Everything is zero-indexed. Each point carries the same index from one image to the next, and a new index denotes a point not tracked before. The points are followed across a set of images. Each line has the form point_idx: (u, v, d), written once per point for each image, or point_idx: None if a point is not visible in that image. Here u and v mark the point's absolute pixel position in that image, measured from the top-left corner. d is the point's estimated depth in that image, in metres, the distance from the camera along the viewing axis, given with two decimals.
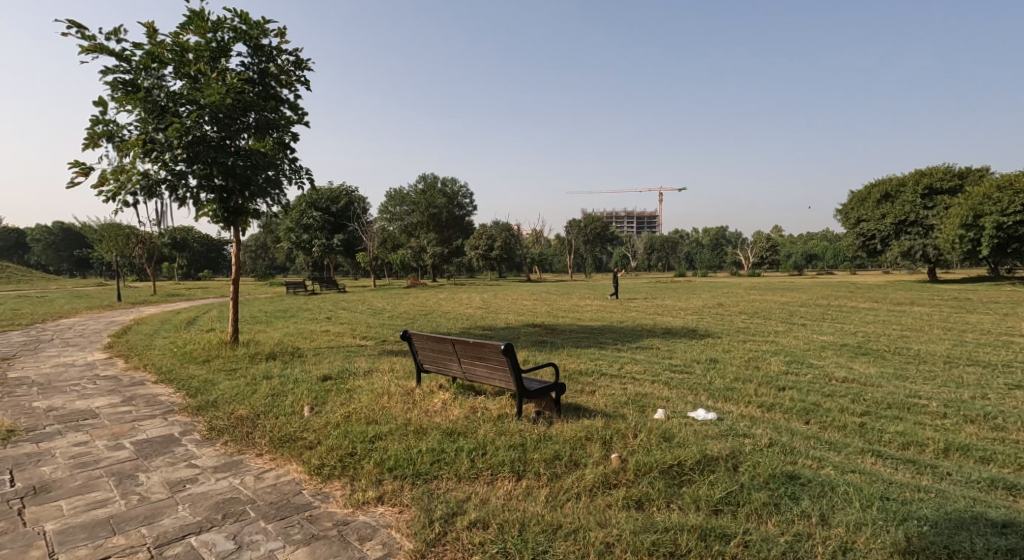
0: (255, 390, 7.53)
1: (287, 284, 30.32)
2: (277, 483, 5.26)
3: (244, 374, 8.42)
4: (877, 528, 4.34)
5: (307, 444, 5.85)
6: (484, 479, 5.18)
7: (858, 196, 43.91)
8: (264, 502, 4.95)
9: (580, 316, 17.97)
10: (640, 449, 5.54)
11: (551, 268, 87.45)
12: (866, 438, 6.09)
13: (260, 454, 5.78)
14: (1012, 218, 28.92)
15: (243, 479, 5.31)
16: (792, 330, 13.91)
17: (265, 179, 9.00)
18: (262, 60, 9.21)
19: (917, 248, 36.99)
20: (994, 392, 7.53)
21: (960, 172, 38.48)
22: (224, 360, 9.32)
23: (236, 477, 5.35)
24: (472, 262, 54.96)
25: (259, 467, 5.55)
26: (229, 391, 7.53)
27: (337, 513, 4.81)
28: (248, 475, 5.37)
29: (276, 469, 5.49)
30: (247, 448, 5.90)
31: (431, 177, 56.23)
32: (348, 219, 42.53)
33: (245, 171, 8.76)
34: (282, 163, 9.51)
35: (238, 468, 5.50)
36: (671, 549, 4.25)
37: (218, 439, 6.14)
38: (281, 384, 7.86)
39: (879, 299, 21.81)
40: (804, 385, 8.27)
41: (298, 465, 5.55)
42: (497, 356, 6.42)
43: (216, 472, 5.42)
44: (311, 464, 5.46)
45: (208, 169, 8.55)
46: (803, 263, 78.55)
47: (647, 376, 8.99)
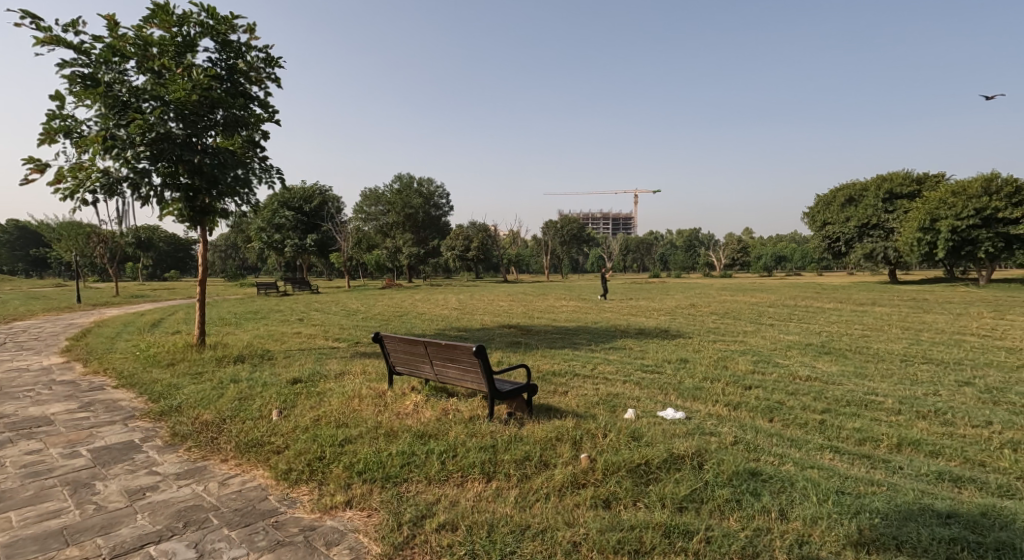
0: (221, 395, 7.40)
1: (259, 285, 29.85)
2: (242, 489, 5.19)
3: (211, 378, 8.28)
4: (832, 521, 4.47)
5: (275, 448, 5.78)
6: (454, 480, 5.20)
7: (823, 199, 44.88)
8: (228, 509, 4.88)
9: (556, 317, 18.05)
10: (609, 449, 5.60)
11: (528, 269, 87.66)
12: (825, 435, 6.25)
13: (225, 460, 5.69)
14: (966, 221, 29.96)
15: (207, 485, 5.23)
16: (760, 330, 14.19)
17: (234, 178, 8.89)
18: (230, 56, 9.06)
19: (879, 250, 38.04)
20: (945, 389, 7.79)
21: (917, 178, 39.73)
22: (190, 364, 9.14)
23: (199, 484, 5.26)
24: (448, 263, 54.84)
25: (224, 473, 5.46)
26: (194, 395, 7.39)
27: (304, 519, 4.77)
28: (211, 482, 5.29)
29: (241, 475, 5.42)
30: (211, 454, 5.81)
31: (407, 176, 55.86)
32: (321, 219, 42.03)
33: (212, 170, 8.68)
34: (253, 162, 9.40)
35: (201, 475, 5.41)
36: (636, 546, 4.31)
37: (181, 445, 6.04)
38: (248, 387, 7.74)
39: (843, 300, 22.33)
40: (768, 384, 8.45)
41: (265, 470, 5.48)
42: (469, 358, 6.44)
43: (178, 479, 5.33)
44: (278, 469, 5.40)
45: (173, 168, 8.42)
46: (771, 264, 80.03)
47: (619, 377, 9.10)
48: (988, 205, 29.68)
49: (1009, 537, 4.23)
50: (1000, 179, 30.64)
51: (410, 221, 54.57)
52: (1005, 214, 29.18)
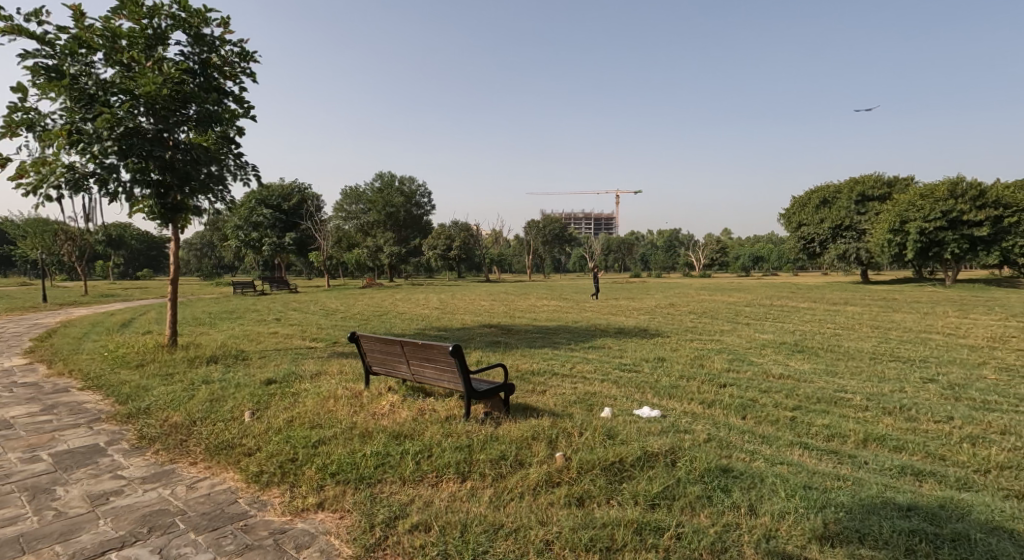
0: (192, 395, 7.29)
1: (235, 285, 29.35)
2: (211, 492, 5.10)
3: (181, 379, 8.14)
4: (798, 516, 4.53)
5: (246, 450, 5.69)
6: (429, 481, 5.17)
7: (798, 201, 45.44)
8: (196, 513, 4.80)
9: (536, 316, 18.03)
10: (584, 448, 5.61)
11: (509, 268, 87.36)
12: (795, 432, 6.34)
13: (194, 463, 5.60)
14: (934, 223, 30.62)
15: (174, 489, 5.13)
16: (736, 330, 14.34)
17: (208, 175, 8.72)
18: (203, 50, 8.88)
19: (851, 251, 38.75)
20: (910, 386, 7.96)
21: (888, 180, 40.53)
22: (161, 365, 8.96)
23: (166, 488, 5.16)
24: (429, 262, 54.54)
25: (192, 476, 5.37)
26: (164, 397, 7.23)
27: (274, 521, 4.71)
28: (179, 485, 5.19)
29: (210, 478, 5.34)
30: (180, 457, 5.70)
31: (389, 174, 55.49)
32: (300, 218, 41.56)
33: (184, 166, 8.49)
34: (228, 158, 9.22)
35: (169, 479, 5.31)
36: (608, 544, 4.33)
37: (148, 448, 5.92)
38: (220, 388, 7.61)
39: (817, 299, 22.61)
40: (743, 382, 8.56)
41: (235, 473, 5.39)
42: (445, 358, 6.42)
43: (144, 483, 5.22)
44: (249, 472, 5.32)
45: (143, 163, 8.20)
46: (748, 264, 80.93)
47: (596, 376, 9.11)
48: (955, 207, 30.41)
49: (964, 528, 4.33)
50: (965, 182, 31.45)
51: (391, 220, 54.11)
52: (970, 216, 30.04)
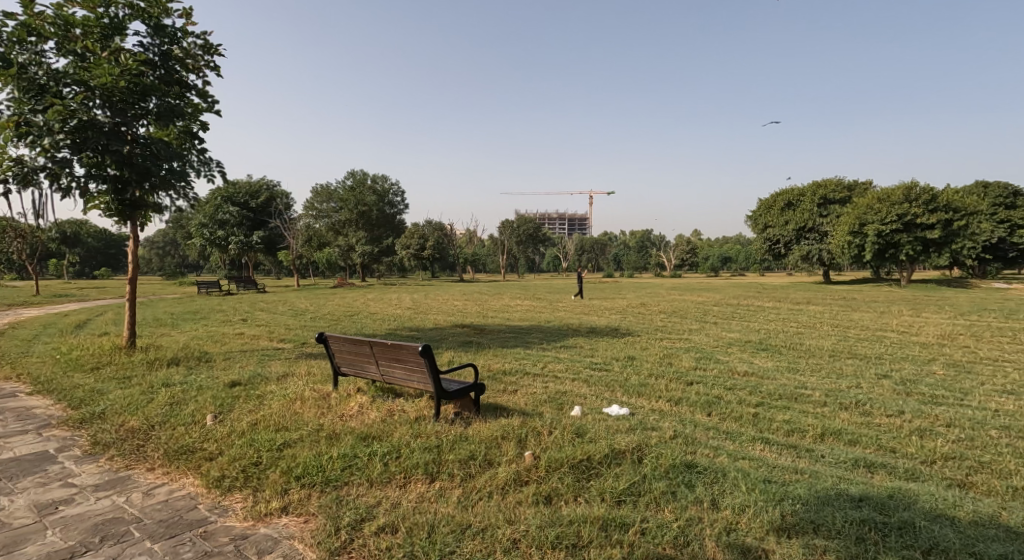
0: (151, 399, 7.13)
1: (198, 285, 28.70)
2: (168, 499, 5.01)
3: (140, 382, 7.96)
4: (758, 508, 4.65)
5: (207, 455, 5.60)
6: (397, 482, 5.16)
7: (764, 203, 46.24)
8: (152, 521, 4.72)
9: (508, 316, 18.05)
10: (552, 446, 5.66)
11: (483, 268, 87.14)
12: (758, 427, 6.50)
13: (151, 468, 5.48)
14: (891, 226, 31.48)
15: (129, 496, 5.03)
16: (703, 329, 14.58)
17: (169, 170, 8.47)
18: (164, 42, 8.67)
19: (814, 252, 39.76)
20: (865, 382, 8.21)
21: (849, 184, 41.69)
22: (117, 367, 8.74)
23: (120, 495, 5.06)
24: (402, 262, 54.08)
25: (149, 482, 5.27)
26: (121, 401, 7.07)
27: (236, 527, 4.65)
28: (134, 492, 5.09)
29: (168, 484, 5.23)
30: (136, 463, 5.58)
31: (360, 172, 54.87)
32: (268, 216, 40.91)
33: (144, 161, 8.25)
34: (191, 154, 9.05)
35: (124, 485, 5.20)
36: (574, 541, 4.39)
37: (102, 454, 5.78)
38: (182, 391, 7.47)
39: (782, 299, 23.09)
40: (709, 379, 8.72)
41: (195, 478, 5.29)
42: (415, 358, 6.40)
43: (96, 491, 5.11)
44: (210, 477, 5.23)
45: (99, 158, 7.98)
46: (717, 265, 82.03)
47: (567, 375, 9.18)
48: (910, 211, 31.39)
49: (910, 516, 4.49)
50: (919, 187, 32.50)
51: (363, 218, 53.51)
52: (923, 219, 31.09)
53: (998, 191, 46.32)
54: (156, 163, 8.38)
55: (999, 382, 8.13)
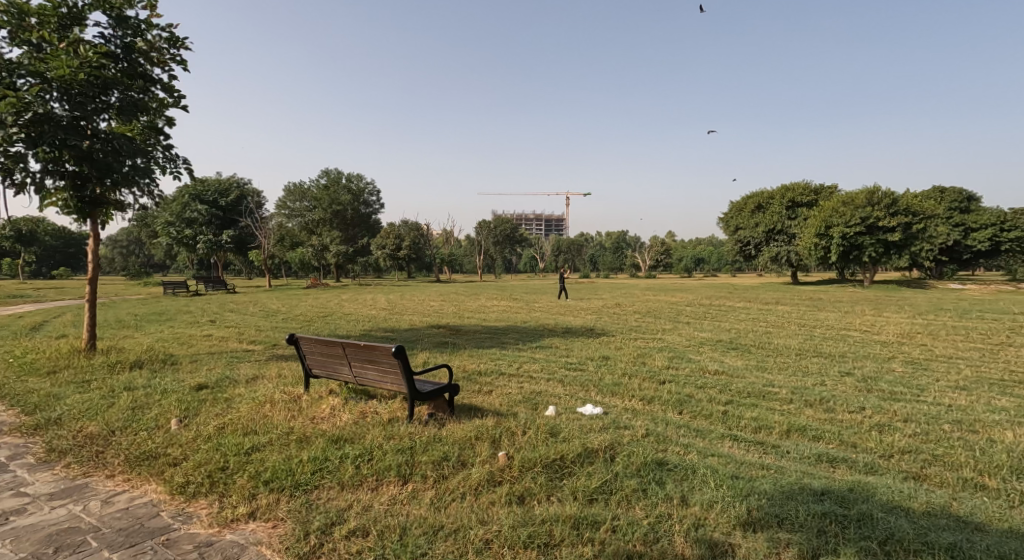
0: (112, 404, 6.98)
1: (164, 285, 28.10)
2: (129, 507, 4.92)
3: (100, 386, 7.78)
4: (725, 504, 4.75)
5: (171, 460, 5.50)
6: (369, 485, 5.14)
7: (736, 206, 46.96)
8: (110, 529, 4.64)
9: (484, 317, 18.06)
10: (526, 446, 5.70)
11: (459, 268, 86.79)
12: (727, 425, 6.63)
13: (111, 475, 5.37)
14: (854, 229, 32.22)
15: (86, 505, 4.93)
16: (676, 328, 14.77)
17: (132, 167, 8.26)
18: (127, 34, 8.47)
19: (783, 254, 40.54)
20: (829, 379, 8.43)
21: (815, 188, 42.59)
22: (77, 371, 8.54)
23: (77, 503, 4.96)
24: (377, 262, 53.67)
25: (109, 490, 5.17)
26: (80, 406, 6.91)
27: (200, 534, 4.58)
28: (92, 500, 4.99)
29: (129, 491, 5.14)
30: (95, 470, 5.46)
31: (334, 171, 54.35)
32: (239, 214, 40.30)
33: (105, 157, 8.03)
34: (156, 150, 8.84)
35: (81, 493, 5.10)
36: (546, 540, 4.43)
37: (58, 462, 5.65)
38: (145, 395, 7.33)
39: (752, 300, 23.50)
40: (681, 378, 8.86)
41: (158, 484, 5.20)
42: (388, 359, 6.38)
43: (52, 500, 5.00)
44: (174, 483, 5.14)
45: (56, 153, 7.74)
46: (690, 266, 82.93)
47: (542, 375, 9.23)
48: (872, 214, 32.22)
49: (869, 509, 4.63)
50: (881, 191, 33.40)
51: (337, 218, 52.94)
52: (885, 222, 31.97)
53: (955, 196, 47.77)
54: (118, 159, 8.16)
55: (953, 378, 8.42)
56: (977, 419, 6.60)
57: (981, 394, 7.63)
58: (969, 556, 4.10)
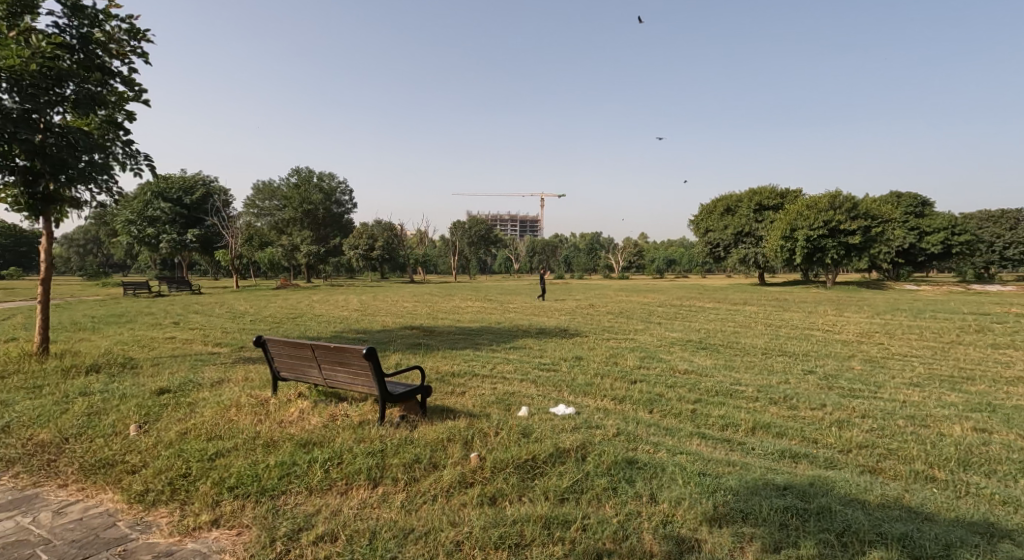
0: (66, 410, 6.81)
1: (126, 285, 27.43)
2: (83, 517, 4.82)
3: (54, 392, 7.58)
4: (693, 501, 4.85)
5: (129, 468, 5.40)
6: (338, 489, 5.12)
7: (706, 209, 47.75)
8: (62, 541, 4.54)
9: (458, 318, 18.06)
10: (498, 447, 5.73)
11: (433, 269, 86.51)
12: (695, 423, 6.76)
13: (65, 485, 5.25)
14: (818, 232, 33.02)
15: (36, 516, 4.82)
16: (648, 328, 14.96)
17: (90, 163, 7.97)
18: (84, 24, 8.19)
19: (751, 255, 41.36)
20: (793, 377, 8.65)
21: (782, 192, 43.49)
22: (30, 376, 8.30)
23: (27, 515, 4.83)
24: (350, 262, 53.18)
25: (61, 500, 5.05)
26: (32, 413, 6.73)
27: (160, 544, 4.50)
28: (44, 511, 4.88)
29: (84, 501, 5.03)
30: (47, 480, 5.33)
31: (306, 170, 53.71)
32: (205, 213, 39.70)
33: (60, 151, 7.74)
34: (115, 145, 8.56)
35: (32, 505, 4.97)
36: (516, 540, 4.46)
37: (7, 472, 5.50)
38: (102, 401, 7.17)
39: (722, 300, 23.91)
40: (652, 378, 8.99)
41: (115, 492, 5.09)
42: (360, 361, 6.34)
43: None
44: (132, 491, 5.05)
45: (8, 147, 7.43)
46: (662, 267, 83.97)
47: (516, 376, 9.28)
48: (835, 218, 33.04)
49: (828, 502, 4.77)
50: (842, 196, 34.32)
51: (309, 217, 52.22)
52: (846, 225, 32.85)
53: (911, 200, 48.91)
54: (74, 155, 7.87)
55: (907, 375, 8.71)
56: (929, 414, 6.85)
57: (933, 390, 7.91)
58: (919, 545, 4.26)
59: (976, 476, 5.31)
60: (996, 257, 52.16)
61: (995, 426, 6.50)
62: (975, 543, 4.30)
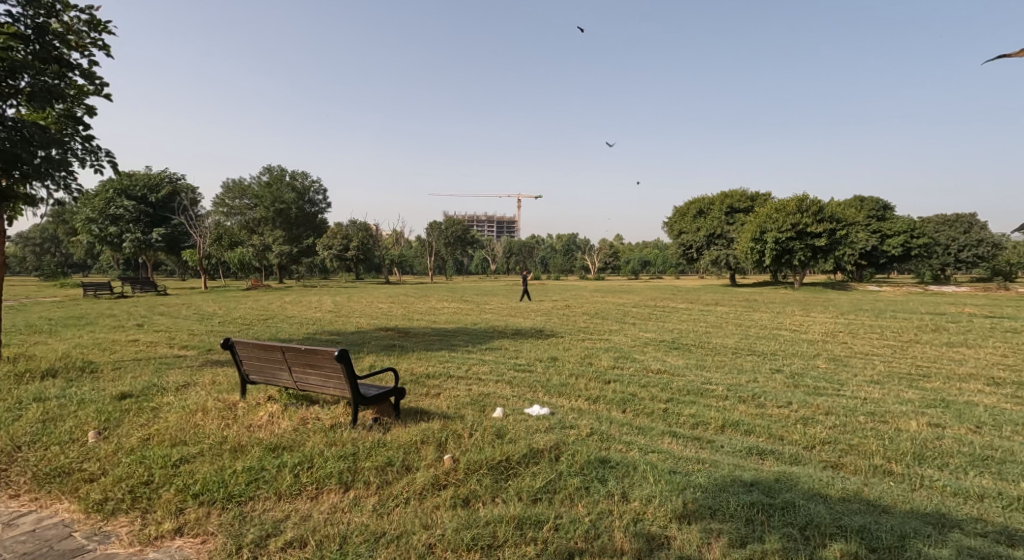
0: (20, 418, 6.63)
1: (86, 286, 26.70)
2: (36, 528, 4.70)
3: (6, 398, 7.36)
4: (663, 498, 4.93)
5: (87, 476, 5.29)
6: (309, 494, 5.09)
7: (679, 211, 48.35)
8: (13, 555, 4.43)
9: (434, 319, 18.03)
10: (472, 449, 5.75)
11: (409, 271, 86.01)
12: (667, 422, 6.85)
13: (18, 495, 5.12)
14: (786, 234, 33.67)
15: None
16: (623, 329, 15.11)
17: (46, 158, 7.70)
18: (40, 15, 7.89)
19: (722, 257, 41.95)
20: (762, 376, 8.82)
21: (752, 195, 44.28)
22: None
23: None
24: (325, 262, 52.56)
25: (14, 511, 4.92)
26: None
27: (120, 554, 4.42)
28: None
29: (38, 511, 4.91)
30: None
31: (278, 169, 52.86)
32: (171, 211, 38.85)
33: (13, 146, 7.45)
34: (73, 141, 8.27)
35: None
36: (488, 541, 4.48)
37: None
38: (59, 407, 6.99)
39: (694, 301, 24.20)
40: (626, 378, 9.08)
41: (71, 503, 4.98)
42: (331, 363, 6.31)
43: None
44: (89, 500, 4.94)
45: None
46: (638, 268, 84.66)
47: (491, 377, 9.31)
48: (802, 220, 33.73)
49: (792, 497, 4.89)
50: (809, 199, 35.05)
51: (281, 217, 51.63)
52: (813, 228, 33.57)
53: (873, 204, 50.07)
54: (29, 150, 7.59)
55: (869, 373, 8.97)
56: (888, 411, 7.05)
57: (891, 387, 8.15)
58: (876, 536, 4.39)
59: (930, 469, 5.49)
60: (951, 260, 53.62)
61: (948, 421, 6.72)
62: (927, 533, 4.45)
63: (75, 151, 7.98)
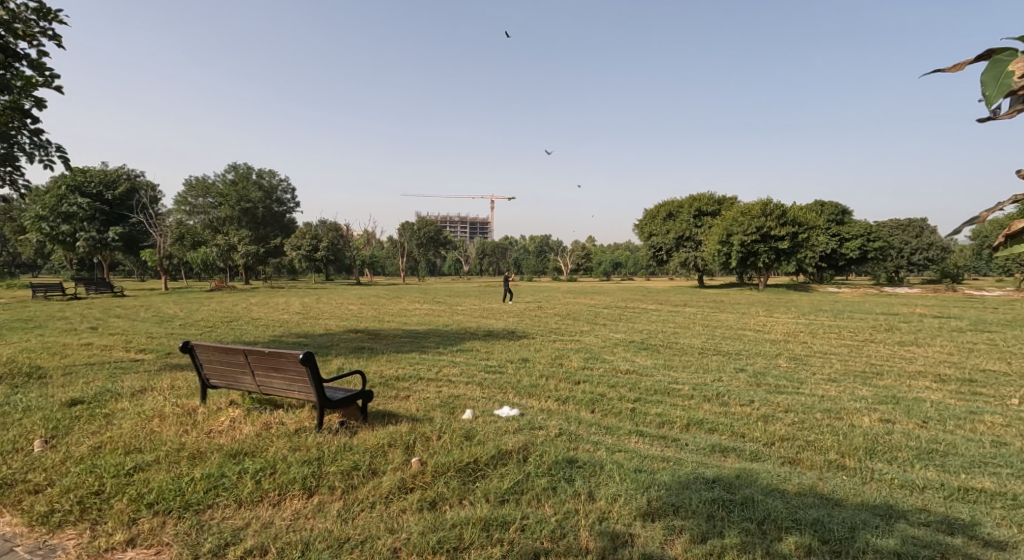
0: None
1: (35, 285, 25.74)
2: None
3: None
4: (628, 497, 4.96)
5: (32, 487, 5.09)
6: (270, 500, 4.98)
7: (648, 214, 48.92)
8: None
9: (405, 320, 17.93)
10: (440, 451, 5.70)
11: (381, 272, 85.24)
12: (633, 421, 6.89)
13: None
14: (751, 237, 34.27)
15: None
16: (594, 330, 15.22)
17: None
18: None
19: (691, 259, 42.51)
20: (726, 375, 8.96)
21: (719, 199, 45.09)
22: None
23: None
24: (293, 263, 51.74)
25: None
26: None
27: None
28: None
29: None
30: None
31: (243, 167, 52.22)
32: (129, 209, 37.80)
33: None
34: (20, 134, 7.89)
35: None
36: (455, 544, 4.44)
37: None
38: (5, 415, 6.72)
39: (664, 302, 24.52)
40: (595, 378, 9.13)
41: (14, 516, 4.79)
42: (295, 366, 6.20)
43: None
44: (35, 512, 4.76)
45: None
46: (609, 269, 85.24)
47: (461, 379, 9.26)
48: (766, 224, 34.40)
49: (752, 493, 4.96)
50: (773, 203, 35.79)
51: (247, 216, 50.66)
52: (777, 231, 34.30)
53: (833, 208, 51.38)
54: None
55: (828, 371, 9.18)
56: (843, 408, 7.21)
57: (849, 385, 8.35)
58: (829, 529, 4.48)
59: (880, 463, 5.63)
60: (905, 261, 55.08)
61: (898, 417, 6.91)
62: (876, 524, 4.55)
63: (22, 146, 7.62)
